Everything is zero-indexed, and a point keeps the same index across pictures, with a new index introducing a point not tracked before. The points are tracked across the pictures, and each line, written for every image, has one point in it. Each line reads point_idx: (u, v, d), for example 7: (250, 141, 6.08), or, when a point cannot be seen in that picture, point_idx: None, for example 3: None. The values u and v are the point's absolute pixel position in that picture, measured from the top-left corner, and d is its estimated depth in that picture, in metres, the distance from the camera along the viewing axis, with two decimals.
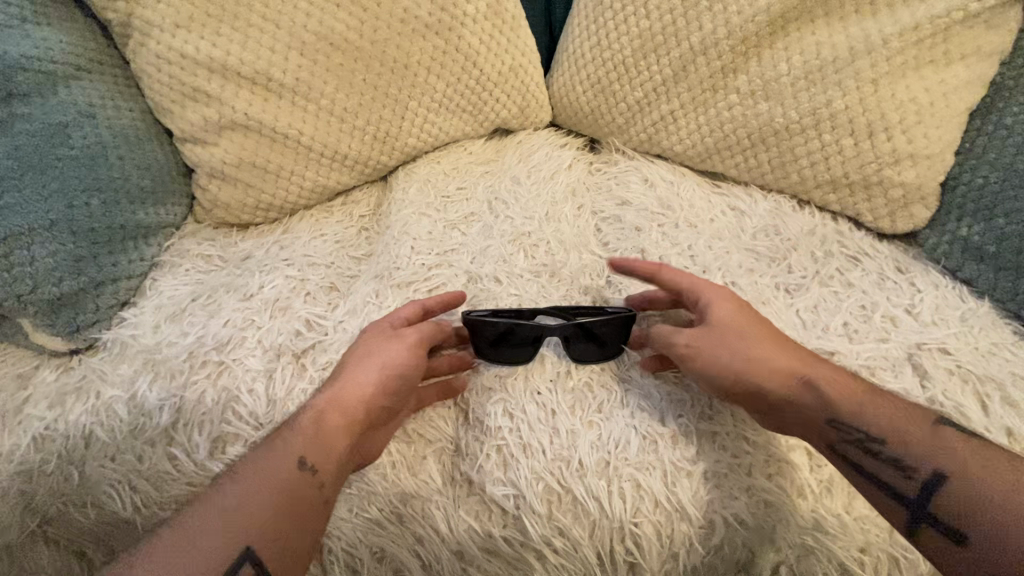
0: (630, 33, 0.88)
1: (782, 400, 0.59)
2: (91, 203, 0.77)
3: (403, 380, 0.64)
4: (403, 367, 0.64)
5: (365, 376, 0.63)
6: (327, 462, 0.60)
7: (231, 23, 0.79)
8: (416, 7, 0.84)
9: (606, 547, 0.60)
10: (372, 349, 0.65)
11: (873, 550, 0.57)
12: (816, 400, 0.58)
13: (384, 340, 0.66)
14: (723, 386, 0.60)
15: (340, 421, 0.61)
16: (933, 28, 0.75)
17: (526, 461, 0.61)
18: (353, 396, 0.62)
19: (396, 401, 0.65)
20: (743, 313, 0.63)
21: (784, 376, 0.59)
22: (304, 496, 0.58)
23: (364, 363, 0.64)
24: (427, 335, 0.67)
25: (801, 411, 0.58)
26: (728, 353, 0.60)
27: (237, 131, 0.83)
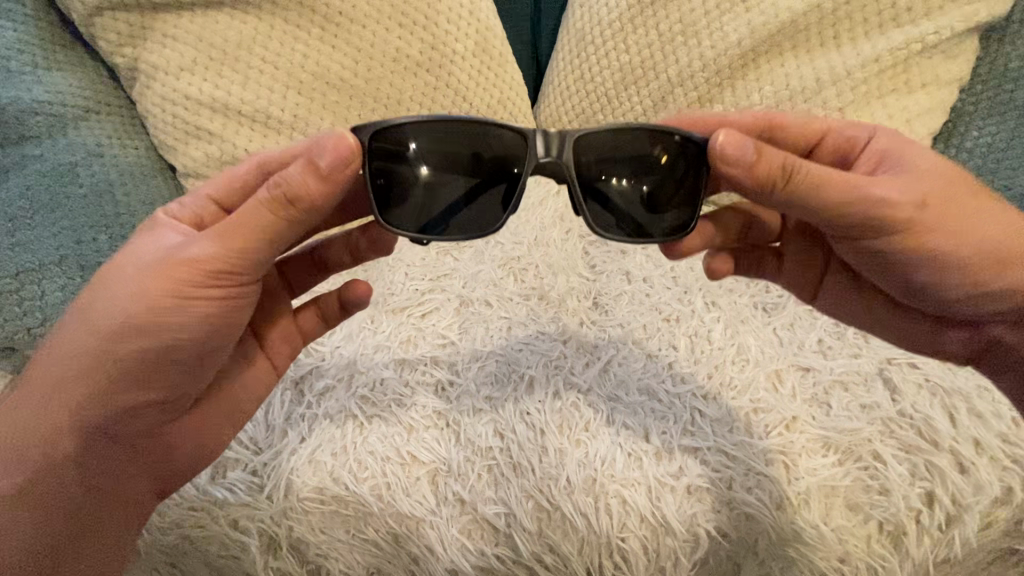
0: (611, 67, 0.93)
1: (977, 267, 0.54)
2: (99, 237, 0.80)
3: (173, 355, 0.55)
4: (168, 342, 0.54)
5: (119, 353, 0.54)
6: (100, 447, 0.59)
7: (233, 65, 0.83)
8: (407, 47, 0.89)
9: (595, 562, 0.62)
10: (126, 288, 0.53)
11: (852, 560, 0.60)
12: (1014, 264, 0.54)
13: (145, 281, 0.53)
14: (940, 253, 0.53)
15: (91, 412, 0.56)
16: (893, 59, 0.79)
17: (516, 480, 0.64)
18: (102, 383, 0.55)
19: (180, 380, 0.58)
20: (928, 155, 0.55)
21: (993, 235, 0.54)
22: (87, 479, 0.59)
23: (113, 324, 0.53)
24: (215, 265, 0.51)
25: (1000, 276, 0.55)
26: (953, 212, 0.52)
27: (237, 166, 0.87)
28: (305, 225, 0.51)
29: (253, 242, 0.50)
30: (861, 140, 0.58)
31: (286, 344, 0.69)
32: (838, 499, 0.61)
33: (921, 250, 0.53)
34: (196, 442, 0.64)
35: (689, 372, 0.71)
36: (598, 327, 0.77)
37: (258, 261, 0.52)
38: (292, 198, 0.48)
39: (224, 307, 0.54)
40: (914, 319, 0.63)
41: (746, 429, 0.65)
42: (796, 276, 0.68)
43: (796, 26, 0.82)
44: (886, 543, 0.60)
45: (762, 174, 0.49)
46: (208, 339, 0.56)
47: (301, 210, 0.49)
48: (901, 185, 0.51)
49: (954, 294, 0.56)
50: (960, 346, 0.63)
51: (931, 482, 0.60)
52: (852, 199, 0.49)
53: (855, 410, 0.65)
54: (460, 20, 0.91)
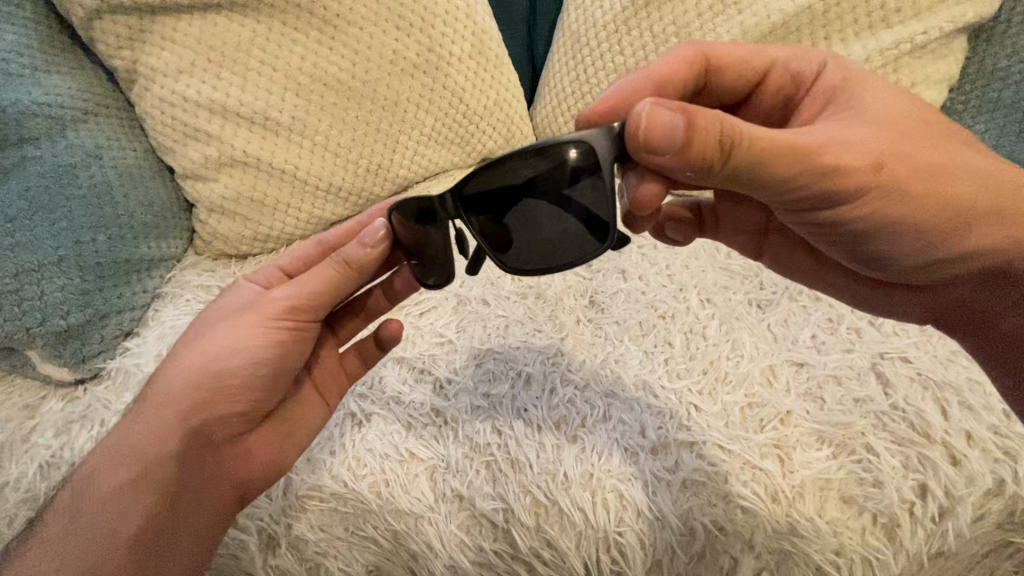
0: (606, 68, 0.94)
1: (938, 229, 0.54)
2: (98, 238, 0.81)
3: (256, 375, 0.60)
4: (254, 362, 0.60)
5: (215, 375, 0.60)
6: (190, 463, 0.61)
7: (231, 68, 0.84)
8: (405, 48, 0.89)
9: (593, 556, 0.63)
10: (224, 325, 0.62)
11: (847, 552, 0.60)
12: (971, 221, 0.54)
13: (240, 317, 0.61)
14: (898, 218, 0.52)
15: (186, 428, 0.60)
16: (883, 59, 0.80)
17: (514, 475, 0.65)
18: (197, 400, 0.60)
19: (261, 400, 0.62)
20: (880, 97, 0.55)
21: (954, 195, 0.53)
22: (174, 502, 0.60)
23: (210, 353, 0.60)
24: (294, 304, 0.60)
25: (958, 238, 0.54)
26: (913, 169, 0.51)
27: (235, 167, 0.88)
28: (361, 278, 0.61)
29: (324, 287, 0.60)
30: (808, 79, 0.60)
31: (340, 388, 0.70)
32: (833, 493, 0.62)
33: (882, 214, 0.52)
34: (268, 465, 0.64)
35: (684, 369, 0.71)
36: (594, 324, 0.77)
37: (323, 303, 0.61)
38: (351, 262, 0.59)
39: (302, 332, 0.61)
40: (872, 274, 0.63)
41: (741, 424, 0.66)
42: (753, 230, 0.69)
43: (788, 27, 0.83)
44: (881, 535, 0.61)
45: (700, 147, 0.46)
46: (286, 364, 0.62)
47: (362, 268, 0.59)
48: (856, 150, 0.50)
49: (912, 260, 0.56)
50: (916, 315, 0.65)
51: (923, 474, 0.61)
52: (795, 172, 0.48)
53: (848, 404, 0.66)
54: (457, 23, 0.92)
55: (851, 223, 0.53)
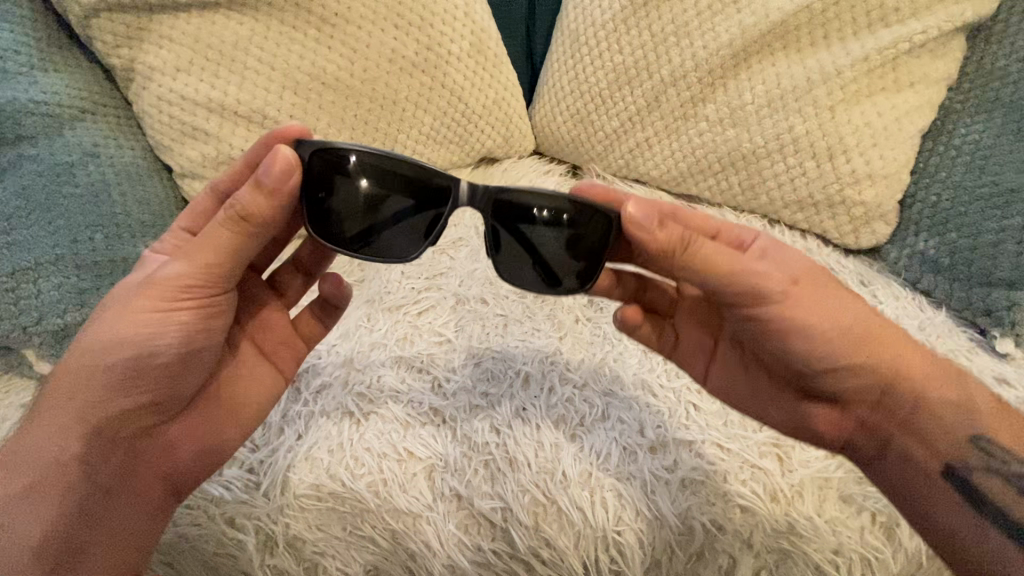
0: (605, 67, 0.94)
1: (836, 345, 0.55)
2: (94, 237, 0.80)
3: (159, 361, 0.58)
4: (156, 348, 0.57)
5: (114, 365, 0.57)
6: (101, 462, 0.59)
7: (229, 66, 0.84)
8: (403, 47, 0.89)
9: (591, 556, 0.63)
10: (118, 311, 0.58)
11: (846, 551, 0.60)
12: (865, 347, 0.56)
13: (133, 299, 0.57)
14: (798, 328, 0.54)
15: (90, 422, 0.57)
16: (882, 58, 0.80)
17: (512, 474, 0.64)
18: (99, 393, 0.57)
19: (176, 385, 0.61)
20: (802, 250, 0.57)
21: (847, 322, 0.55)
22: (90, 498, 0.58)
23: (104, 342, 0.57)
24: (185, 277, 0.56)
25: (857, 360, 0.56)
26: (814, 299, 0.54)
27: (233, 166, 0.88)
28: (261, 236, 0.55)
29: (212, 250, 0.55)
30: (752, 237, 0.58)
31: (291, 353, 0.70)
32: (831, 491, 0.62)
33: (788, 321, 0.54)
34: (198, 448, 0.64)
35: None
36: (593, 323, 0.77)
37: (219, 269, 0.56)
38: (238, 221, 0.53)
39: (205, 311, 0.58)
40: (788, 400, 0.61)
41: (740, 422, 0.66)
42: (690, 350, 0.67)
43: (787, 26, 0.83)
44: (880, 535, 0.61)
45: (663, 240, 0.52)
46: (193, 343, 0.59)
47: (253, 224, 0.54)
48: (772, 265, 0.54)
49: (819, 372, 0.56)
50: (829, 427, 0.60)
51: None
52: (725, 266, 0.52)
53: None
54: (455, 22, 0.92)
55: (758, 324, 0.55)
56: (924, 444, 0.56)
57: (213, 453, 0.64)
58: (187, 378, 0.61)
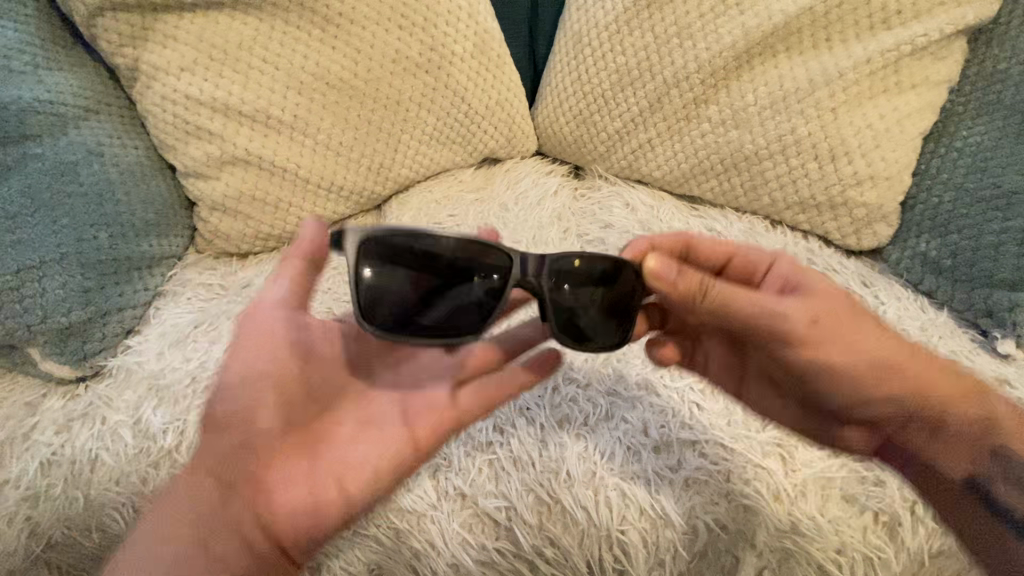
0: (608, 68, 0.94)
1: (867, 376, 0.57)
2: (99, 236, 0.81)
3: (264, 389, 0.59)
4: (261, 374, 0.59)
5: (229, 397, 0.59)
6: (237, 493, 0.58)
7: (233, 66, 0.84)
8: (406, 48, 0.90)
9: (595, 555, 0.63)
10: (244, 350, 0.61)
11: (849, 551, 0.60)
12: (893, 374, 0.57)
13: (240, 336, 0.61)
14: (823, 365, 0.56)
15: (226, 456, 0.59)
16: (883, 61, 0.81)
17: (516, 474, 0.65)
18: (220, 422, 0.59)
19: (284, 413, 0.60)
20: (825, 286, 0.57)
21: (872, 352, 0.56)
22: (218, 533, 0.57)
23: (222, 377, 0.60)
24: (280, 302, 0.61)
25: (884, 388, 0.58)
26: (841, 335, 0.55)
27: (237, 166, 0.88)
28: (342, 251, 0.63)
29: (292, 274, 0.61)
30: (765, 262, 0.61)
31: (433, 415, 0.61)
32: (834, 491, 0.62)
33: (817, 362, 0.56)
34: (308, 483, 0.59)
35: None
36: None
37: (303, 284, 0.60)
38: (309, 253, 0.59)
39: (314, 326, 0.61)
40: (824, 419, 0.62)
41: (743, 422, 0.66)
42: (720, 371, 0.66)
43: (789, 28, 0.83)
44: (882, 534, 0.61)
45: (683, 288, 0.54)
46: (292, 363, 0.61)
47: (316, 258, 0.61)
48: (797, 305, 0.54)
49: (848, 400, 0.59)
50: (858, 442, 0.62)
51: (923, 472, 0.62)
52: (750, 312, 0.53)
53: None
54: (458, 22, 0.92)
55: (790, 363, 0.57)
56: (933, 439, 0.61)
57: (328, 490, 0.59)
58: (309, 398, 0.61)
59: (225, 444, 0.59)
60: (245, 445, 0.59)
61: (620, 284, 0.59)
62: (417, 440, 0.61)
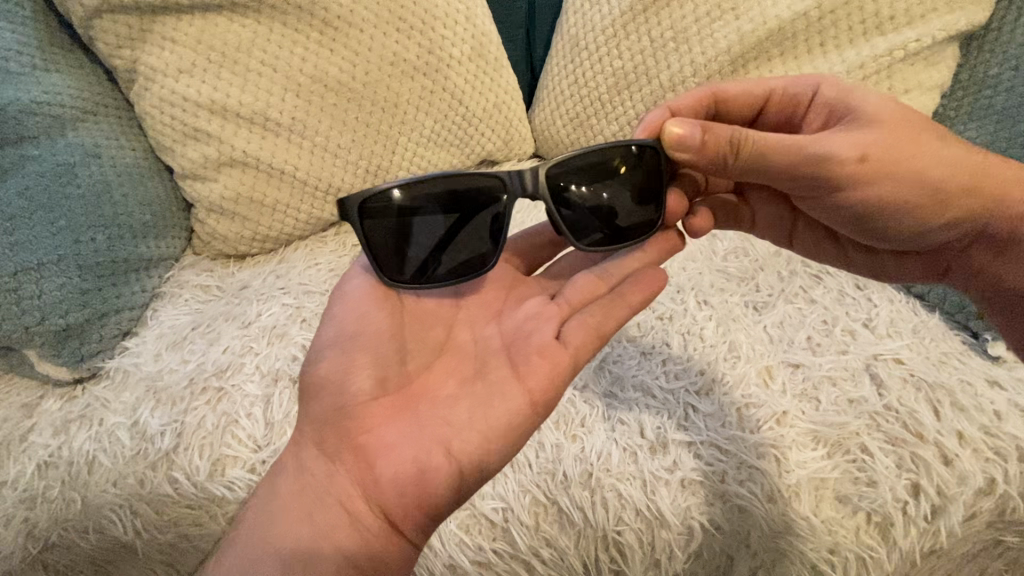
0: (604, 72, 0.95)
1: (931, 204, 0.60)
2: (97, 238, 0.81)
3: (359, 352, 0.59)
4: (354, 340, 0.59)
5: (321, 364, 0.59)
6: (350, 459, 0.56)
7: (232, 68, 0.84)
8: (404, 51, 0.90)
9: (591, 555, 0.64)
10: (331, 320, 0.62)
11: (842, 551, 0.61)
12: (954, 201, 0.60)
13: (330, 305, 0.63)
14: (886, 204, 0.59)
15: (318, 421, 0.58)
16: (877, 66, 0.82)
17: (513, 475, 0.65)
18: (315, 397, 0.59)
19: (376, 374, 0.58)
20: (873, 114, 0.59)
21: (928, 176, 0.58)
22: (322, 497, 0.55)
23: (312, 355, 0.61)
24: (351, 292, 0.63)
25: (948, 213, 0.61)
26: (898, 157, 0.57)
27: (235, 167, 0.88)
28: None
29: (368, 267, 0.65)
30: (804, 99, 0.64)
31: (545, 361, 0.58)
32: (827, 491, 0.63)
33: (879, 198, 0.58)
34: (417, 446, 0.55)
35: (681, 369, 0.72)
36: None
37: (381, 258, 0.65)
38: None
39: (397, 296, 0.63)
40: (887, 259, 0.69)
41: (737, 424, 0.67)
42: (769, 224, 0.74)
43: (784, 33, 0.84)
44: (875, 534, 0.62)
45: (711, 145, 0.56)
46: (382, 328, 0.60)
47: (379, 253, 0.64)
48: (844, 140, 0.56)
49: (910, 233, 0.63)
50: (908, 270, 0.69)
51: (916, 474, 0.62)
52: (789, 162, 0.56)
53: (843, 404, 0.67)
54: (456, 26, 0.92)
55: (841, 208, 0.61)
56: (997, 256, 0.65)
57: (432, 455, 0.55)
58: (399, 363, 0.60)
59: (333, 407, 0.58)
60: (339, 413, 0.57)
61: (642, 170, 0.61)
62: (535, 397, 0.57)
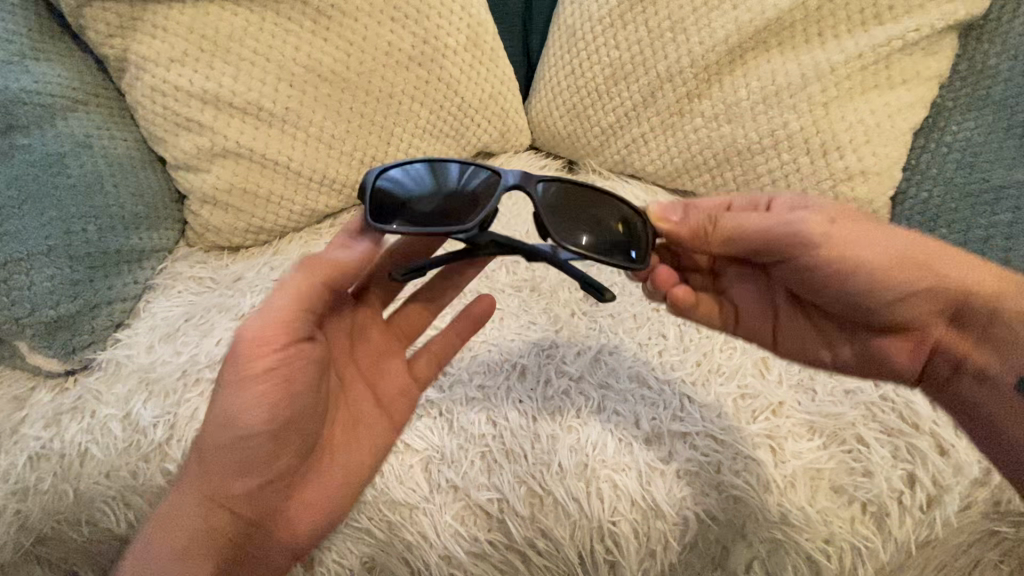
0: (601, 63, 0.94)
1: (906, 271, 0.57)
2: (88, 228, 0.80)
3: (281, 415, 0.55)
4: (275, 393, 0.54)
5: (223, 418, 0.54)
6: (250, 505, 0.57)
7: (224, 57, 0.83)
8: (399, 40, 0.89)
9: (586, 546, 0.64)
10: (235, 368, 0.53)
11: (838, 541, 0.61)
12: (929, 267, 0.57)
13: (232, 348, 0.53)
14: (860, 271, 0.56)
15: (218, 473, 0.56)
16: (875, 56, 0.81)
17: (509, 466, 0.65)
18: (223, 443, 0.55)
19: (285, 436, 0.56)
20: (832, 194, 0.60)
21: (895, 252, 0.57)
22: (215, 539, 0.57)
23: (224, 385, 0.54)
24: (275, 331, 0.52)
25: (925, 282, 0.57)
26: (860, 227, 0.57)
27: (229, 158, 0.87)
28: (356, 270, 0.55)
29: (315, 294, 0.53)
30: None
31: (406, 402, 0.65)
32: (823, 482, 0.63)
33: (847, 258, 0.56)
34: (318, 497, 0.61)
35: (678, 360, 0.72)
36: (589, 317, 0.77)
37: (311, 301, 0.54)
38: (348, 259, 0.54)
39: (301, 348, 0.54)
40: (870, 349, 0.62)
41: (734, 414, 0.67)
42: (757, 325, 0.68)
43: (782, 23, 0.83)
44: (870, 525, 0.62)
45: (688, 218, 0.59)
46: (306, 387, 0.56)
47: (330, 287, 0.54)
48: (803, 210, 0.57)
49: (891, 303, 0.58)
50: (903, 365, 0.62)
51: (912, 464, 0.62)
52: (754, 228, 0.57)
53: (838, 395, 0.68)
54: (451, 15, 0.91)
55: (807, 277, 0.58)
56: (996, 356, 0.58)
57: (328, 501, 0.61)
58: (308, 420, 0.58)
59: (235, 461, 0.55)
60: (245, 471, 0.56)
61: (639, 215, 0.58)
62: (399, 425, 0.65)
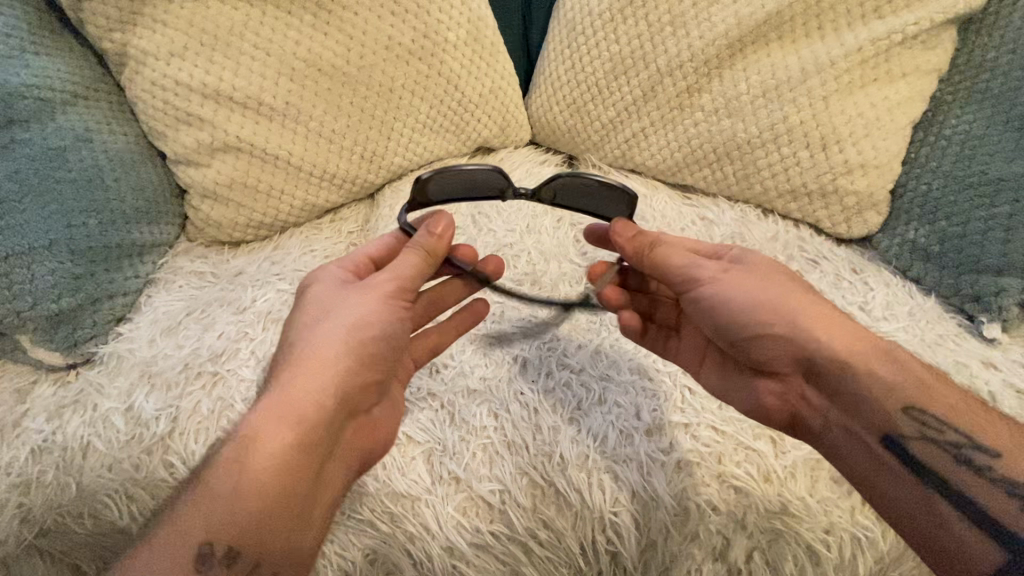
0: (601, 57, 0.94)
1: (790, 318, 0.59)
2: (89, 222, 0.80)
3: (392, 343, 0.62)
4: (394, 324, 0.61)
5: (345, 329, 0.59)
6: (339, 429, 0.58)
7: (224, 51, 0.83)
8: (400, 35, 0.89)
9: (588, 537, 0.64)
10: (368, 297, 0.61)
11: (838, 531, 0.62)
12: (800, 321, 0.59)
13: (371, 283, 0.62)
14: (725, 304, 0.61)
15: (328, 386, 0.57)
16: (875, 49, 0.81)
17: (511, 458, 0.65)
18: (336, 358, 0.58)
19: (382, 370, 0.62)
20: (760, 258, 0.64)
21: (773, 296, 0.60)
22: (299, 455, 0.55)
23: (347, 306, 0.60)
24: (410, 280, 0.62)
25: (800, 332, 0.59)
26: (751, 276, 0.61)
27: (229, 153, 0.87)
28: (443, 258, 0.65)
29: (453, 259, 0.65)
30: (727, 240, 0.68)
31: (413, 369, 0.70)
32: (822, 472, 0.63)
33: (720, 296, 0.61)
34: (370, 436, 0.63)
35: (679, 353, 0.72)
36: (590, 311, 0.77)
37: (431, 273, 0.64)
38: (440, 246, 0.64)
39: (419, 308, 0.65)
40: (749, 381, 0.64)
41: (734, 406, 0.67)
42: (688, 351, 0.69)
43: (782, 17, 0.84)
44: (870, 514, 0.62)
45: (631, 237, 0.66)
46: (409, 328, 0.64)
47: (439, 257, 0.64)
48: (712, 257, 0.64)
49: (751, 337, 0.61)
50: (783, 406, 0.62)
51: None
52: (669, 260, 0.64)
53: None
54: (451, 10, 0.91)
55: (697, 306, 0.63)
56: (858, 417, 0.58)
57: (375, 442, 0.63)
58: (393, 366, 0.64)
59: (340, 380, 0.58)
60: (349, 393, 0.59)
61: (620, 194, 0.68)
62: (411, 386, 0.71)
